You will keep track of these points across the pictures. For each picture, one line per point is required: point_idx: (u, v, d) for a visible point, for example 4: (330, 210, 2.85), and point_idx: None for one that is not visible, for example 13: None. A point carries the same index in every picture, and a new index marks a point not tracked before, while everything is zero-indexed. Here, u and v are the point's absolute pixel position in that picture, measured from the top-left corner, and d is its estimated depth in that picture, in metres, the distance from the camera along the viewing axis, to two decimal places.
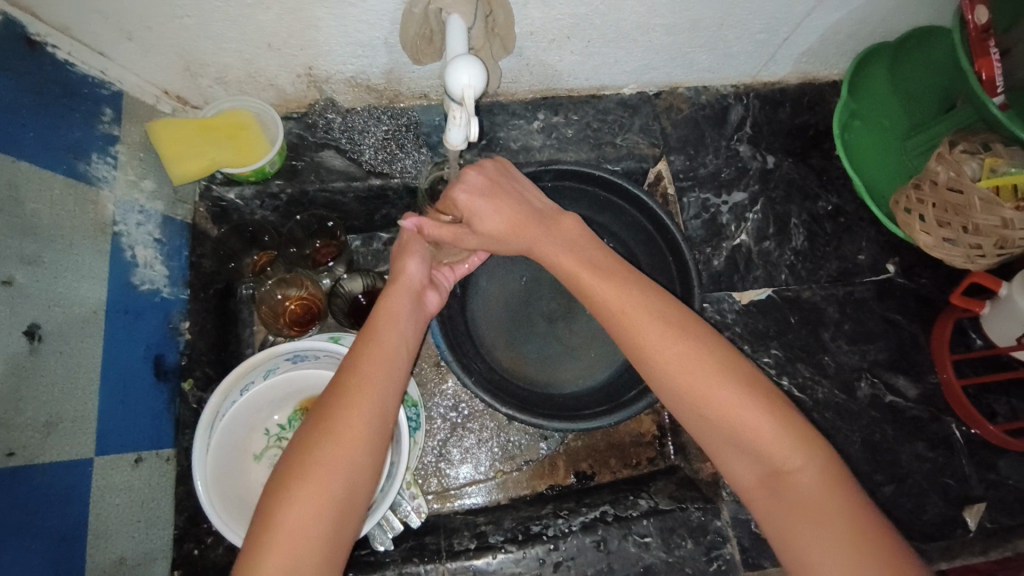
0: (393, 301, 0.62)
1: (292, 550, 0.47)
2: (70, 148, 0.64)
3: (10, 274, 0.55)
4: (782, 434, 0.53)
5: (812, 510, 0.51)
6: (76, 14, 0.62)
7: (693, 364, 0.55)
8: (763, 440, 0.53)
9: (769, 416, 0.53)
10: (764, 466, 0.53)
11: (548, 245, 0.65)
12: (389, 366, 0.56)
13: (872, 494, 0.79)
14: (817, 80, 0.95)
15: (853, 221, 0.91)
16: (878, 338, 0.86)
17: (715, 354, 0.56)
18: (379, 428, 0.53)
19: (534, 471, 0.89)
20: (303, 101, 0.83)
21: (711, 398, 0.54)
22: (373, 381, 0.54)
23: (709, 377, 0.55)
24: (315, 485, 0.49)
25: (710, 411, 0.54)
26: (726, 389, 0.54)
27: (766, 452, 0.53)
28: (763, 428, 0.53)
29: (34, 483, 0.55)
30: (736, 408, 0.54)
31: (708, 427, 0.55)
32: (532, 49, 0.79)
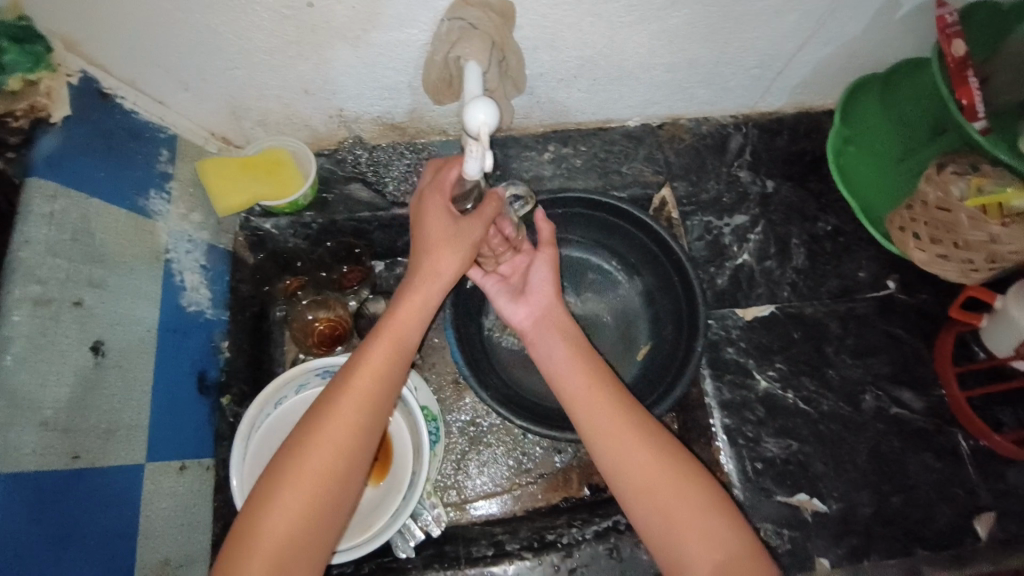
0: (412, 301, 0.66)
1: (274, 541, 0.56)
2: (133, 185, 0.72)
3: (81, 295, 0.62)
4: (706, 515, 0.60)
5: None
6: (142, 69, 0.72)
7: (617, 428, 0.64)
8: (675, 506, 0.60)
9: (682, 483, 0.61)
10: (696, 539, 0.59)
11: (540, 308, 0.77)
12: (382, 388, 0.61)
13: (881, 504, 0.80)
14: (812, 109, 1.01)
15: (852, 241, 0.95)
16: (880, 352, 0.89)
17: (635, 425, 0.64)
18: (364, 439, 0.60)
19: (549, 484, 0.91)
20: (333, 140, 0.91)
21: (631, 461, 0.62)
22: (364, 392, 0.61)
23: (628, 445, 0.63)
24: (301, 489, 0.57)
25: (639, 486, 0.62)
26: (657, 463, 0.62)
27: (678, 515, 0.60)
28: (687, 505, 0.60)
29: (94, 484, 0.61)
30: (650, 469, 0.62)
31: (631, 484, 0.62)
32: (542, 88, 0.87)
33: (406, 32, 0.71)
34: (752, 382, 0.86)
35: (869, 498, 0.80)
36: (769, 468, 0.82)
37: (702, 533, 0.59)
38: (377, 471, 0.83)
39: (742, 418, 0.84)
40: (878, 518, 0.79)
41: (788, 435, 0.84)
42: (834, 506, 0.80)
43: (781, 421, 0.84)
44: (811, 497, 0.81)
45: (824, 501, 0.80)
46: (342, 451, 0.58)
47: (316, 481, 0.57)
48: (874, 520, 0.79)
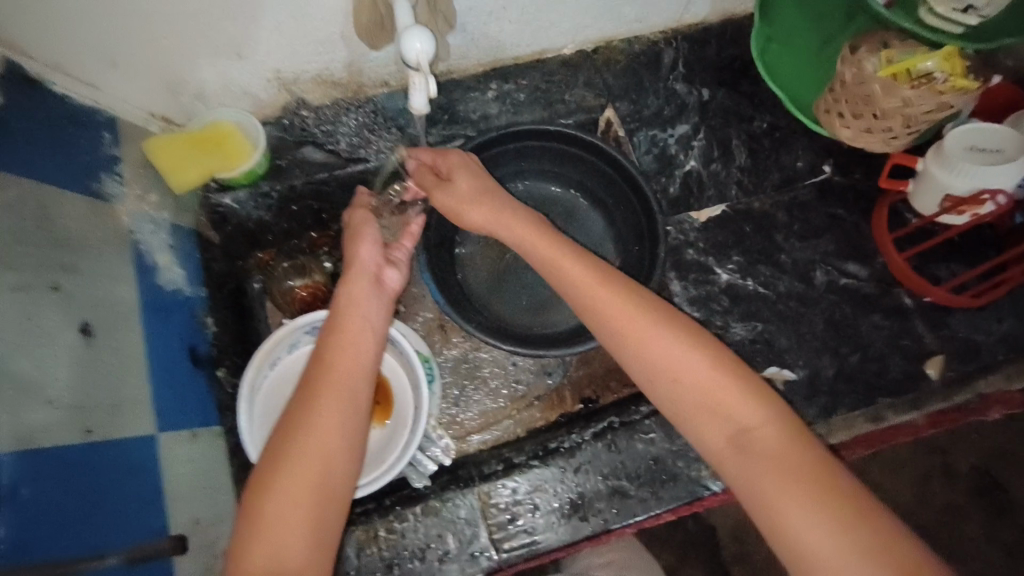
0: (353, 290, 0.70)
1: (282, 539, 0.56)
2: (84, 170, 0.72)
3: (56, 280, 0.63)
4: (740, 394, 0.61)
5: (757, 452, 0.58)
6: (68, 52, 0.71)
7: (645, 333, 0.64)
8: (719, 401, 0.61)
9: (722, 377, 0.61)
10: (729, 420, 0.60)
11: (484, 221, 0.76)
12: (353, 369, 0.64)
13: (841, 364, 0.88)
14: (736, 15, 1.06)
15: (788, 134, 1.01)
16: (825, 232, 0.96)
17: (672, 323, 0.64)
18: (347, 433, 0.61)
19: (545, 404, 0.96)
20: (277, 106, 0.91)
21: (668, 361, 0.62)
22: (342, 386, 0.62)
23: (663, 341, 0.63)
24: (293, 487, 0.57)
25: (672, 375, 0.62)
26: (685, 349, 0.62)
27: (726, 409, 0.60)
28: (718, 385, 0.61)
29: (112, 456, 0.63)
30: (685, 365, 0.62)
31: (666, 385, 0.62)
32: (474, 24, 0.89)
33: None
34: (714, 277, 0.93)
35: (831, 361, 0.89)
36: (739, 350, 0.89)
37: (728, 420, 0.60)
38: (380, 413, 0.86)
39: (709, 310, 0.91)
40: (841, 377, 0.88)
41: (753, 318, 0.91)
42: (801, 373, 0.88)
43: (744, 307, 0.91)
44: (780, 369, 0.88)
45: (793, 370, 0.88)
46: (329, 445, 0.59)
47: (310, 477, 0.58)
48: (837, 379, 0.88)
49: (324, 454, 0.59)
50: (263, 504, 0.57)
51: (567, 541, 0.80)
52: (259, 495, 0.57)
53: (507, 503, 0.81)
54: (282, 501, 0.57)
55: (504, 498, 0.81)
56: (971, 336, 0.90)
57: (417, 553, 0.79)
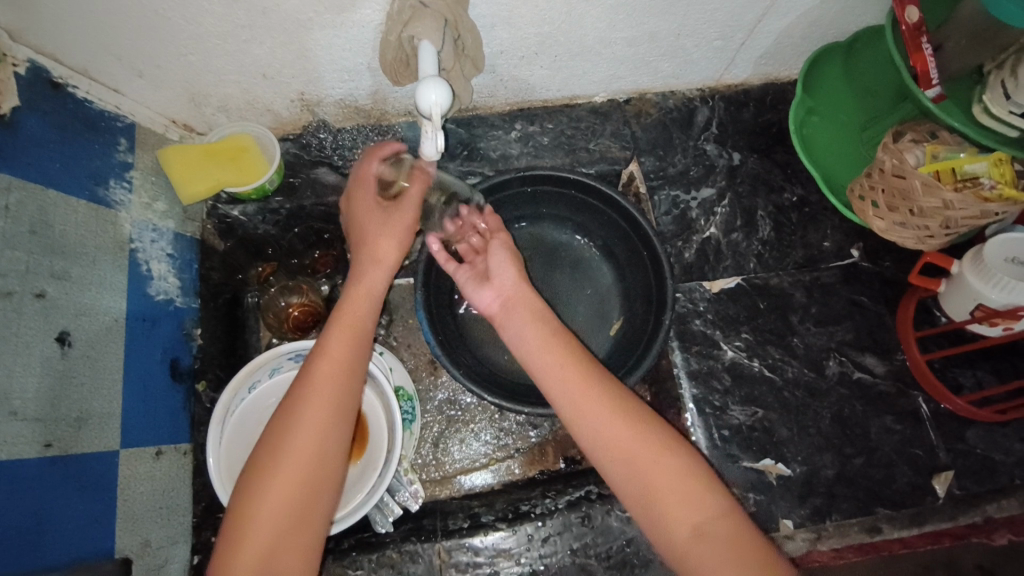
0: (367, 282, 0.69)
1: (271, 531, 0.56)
2: (92, 175, 0.72)
3: (42, 288, 0.62)
4: (690, 478, 0.61)
5: (708, 538, 0.58)
6: (93, 56, 0.71)
7: (584, 389, 0.65)
8: (676, 488, 0.60)
9: (671, 452, 0.62)
10: (681, 505, 0.60)
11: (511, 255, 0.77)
12: (351, 365, 0.63)
13: (842, 465, 0.83)
14: (779, 79, 1.02)
15: (818, 210, 0.97)
16: (844, 319, 0.90)
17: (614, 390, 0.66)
18: (346, 400, 0.62)
19: (525, 458, 0.93)
20: (297, 124, 0.92)
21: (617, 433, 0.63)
22: (338, 366, 0.62)
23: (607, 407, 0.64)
24: (286, 478, 0.57)
25: (609, 441, 0.62)
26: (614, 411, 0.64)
27: (665, 484, 0.61)
28: (666, 464, 0.61)
29: (69, 471, 0.62)
30: (625, 433, 0.62)
31: (607, 455, 0.63)
32: (503, 66, 0.87)
33: (359, 13, 0.71)
34: (718, 353, 0.88)
35: (832, 461, 0.83)
36: (736, 436, 0.84)
37: (690, 505, 0.60)
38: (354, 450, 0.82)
39: (708, 387, 0.86)
40: (841, 479, 0.82)
41: (754, 403, 0.85)
42: (798, 469, 0.82)
43: (747, 390, 0.86)
44: (776, 462, 0.83)
45: (789, 464, 0.83)
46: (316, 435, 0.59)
47: (297, 478, 0.58)
48: (836, 481, 0.82)
49: (316, 452, 0.59)
50: (254, 495, 0.57)
51: None
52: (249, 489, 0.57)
53: (467, 564, 0.78)
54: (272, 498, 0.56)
55: (466, 557, 0.78)
56: (988, 454, 0.84)
57: None
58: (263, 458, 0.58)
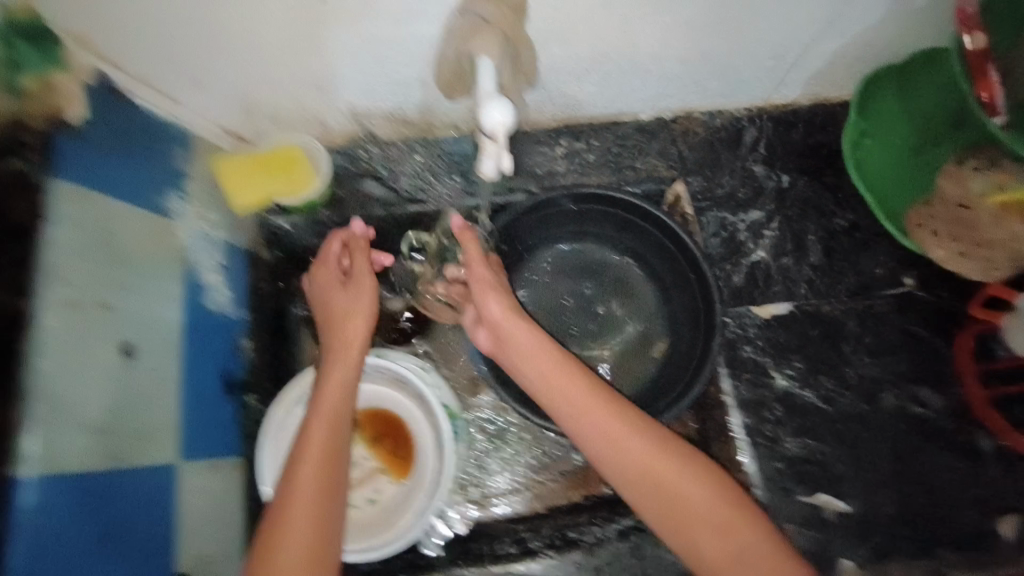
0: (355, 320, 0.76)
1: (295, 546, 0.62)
2: (152, 186, 0.73)
3: (105, 298, 0.64)
4: (701, 486, 0.67)
5: (732, 540, 0.64)
6: (155, 65, 0.72)
7: (587, 414, 0.70)
8: (691, 500, 0.67)
9: (674, 466, 0.68)
10: (694, 515, 0.66)
11: (483, 276, 0.77)
12: (344, 402, 0.71)
13: (902, 504, 0.80)
14: (829, 101, 0.99)
15: (871, 236, 0.94)
16: (899, 350, 0.88)
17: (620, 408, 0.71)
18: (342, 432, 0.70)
19: (570, 481, 0.91)
20: (346, 135, 0.92)
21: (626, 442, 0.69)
22: (336, 403, 0.71)
23: (608, 427, 0.69)
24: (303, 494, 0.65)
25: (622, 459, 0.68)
26: (617, 429, 0.69)
27: (676, 499, 0.67)
28: (672, 473, 0.68)
29: (127, 483, 0.62)
30: (640, 456, 0.68)
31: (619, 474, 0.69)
32: (553, 82, 0.87)
33: (415, 26, 0.71)
34: (769, 382, 0.85)
35: (890, 499, 0.80)
36: (789, 469, 0.81)
37: (711, 516, 0.66)
38: (399, 470, 0.84)
39: (760, 417, 0.84)
40: (900, 518, 0.79)
41: (807, 435, 0.83)
42: (854, 505, 0.80)
43: (799, 421, 0.84)
44: (832, 498, 0.80)
45: (846, 500, 0.80)
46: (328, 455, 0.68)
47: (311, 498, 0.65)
48: (896, 520, 0.79)
49: (325, 477, 0.66)
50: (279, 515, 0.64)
51: None
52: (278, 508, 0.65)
53: None
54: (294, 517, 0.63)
55: None
56: None
57: None
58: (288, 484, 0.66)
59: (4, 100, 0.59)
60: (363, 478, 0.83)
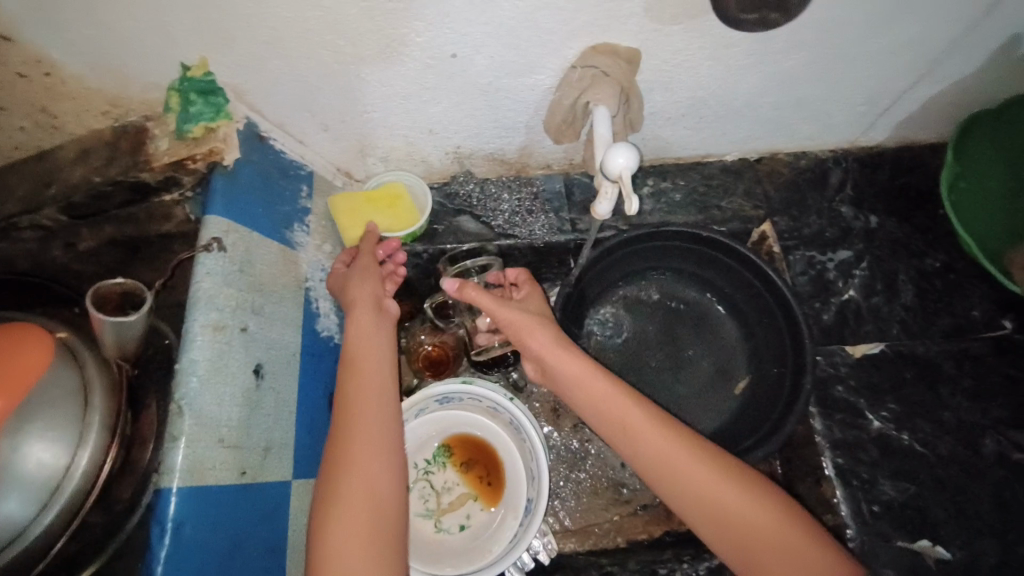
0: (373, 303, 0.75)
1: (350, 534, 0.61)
2: (282, 220, 0.78)
3: (246, 321, 0.68)
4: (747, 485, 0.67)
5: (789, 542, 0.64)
6: (292, 113, 0.79)
7: (635, 424, 0.71)
8: (744, 502, 0.67)
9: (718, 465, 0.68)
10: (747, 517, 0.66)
11: (517, 320, 0.78)
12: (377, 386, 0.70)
13: (1007, 554, 0.77)
14: (916, 142, 1.01)
15: (964, 278, 0.94)
16: (999, 395, 0.86)
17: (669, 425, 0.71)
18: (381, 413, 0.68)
19: (651, 517, 0.91)
20: (446, 173, 0.98)
21: (670, 456, 0.69)
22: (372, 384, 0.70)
23: (652, 432, 0.70)
24: (356, 472, 0.64)
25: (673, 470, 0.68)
26: (654, 433, 0.70)
27: (729, 504, 0.67)
28: (720, 478, 0.68)
29: (256, 497, 0.65)
30: (686, 460, 0.68)
31: (667, 479, 0.69)
32: (649, 126, 0.91)
33: (533, 78, 0.77)
34: (864, 422, 0.85)
35: (994, 548, 0.78)
36: (887, 512, 0.80)
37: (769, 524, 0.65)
38: (490, 496, 0.83)
39: (855, 458, 0.83)
40: (1006, 569, 0.77)
41: (906, 478, 0.81)
42: (958, 553, 0.77)
43: (897, 464, 0.82)
44: (933, 544, 0.78)
45: (948, 547, 0.78)
46: (371, 442, 0.66)
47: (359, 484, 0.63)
48: (1001, 571, 0.77)
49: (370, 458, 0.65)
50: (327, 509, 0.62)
51: None
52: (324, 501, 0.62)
53: None
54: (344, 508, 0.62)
55: None
56: None
57: None
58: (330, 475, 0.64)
59: (183, 150, 0.71)
60: (454, 503, 0.83)
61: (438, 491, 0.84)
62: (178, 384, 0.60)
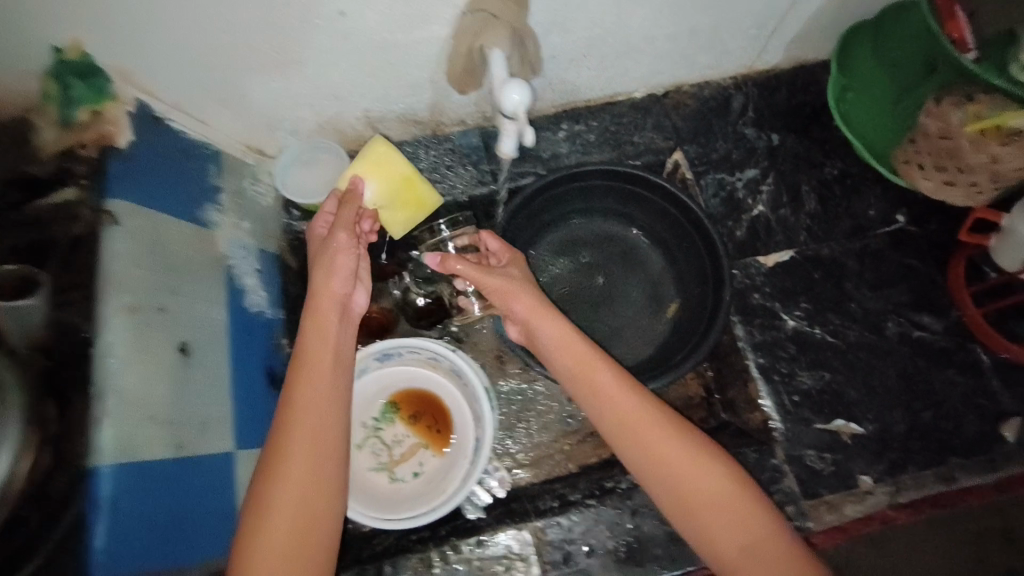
0: (324, 303, 0.71)
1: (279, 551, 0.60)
2: (191, 199, 0.78)
3: (163, 303, 0.68)
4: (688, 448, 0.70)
5: (699, 497, 0.68)
6: (186, 90, 0.78)
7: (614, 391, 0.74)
8: (683, 462, 0.70)
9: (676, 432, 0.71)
10: (681, 475, 0.69)
11: (503, 286, 0.80)
12: (325, 396, 0.68)
13: (913, 420, 0.86)
14: (807, 63, 1.07)
15: (859, 181, 1.01)
16: (898, 282, 0.94)
17: (634, 387, 0.74)
18: (329, 429, 0.67)
19: (600, 440, 0.97)
20: (361, 140, 0.98)
21: (646, 430, 0.71)
22: (322, 395, 0.68)
23: (629, 406, 0.73)
24: (291, 487, 0.63)
25: (627, 418, 0.72)
26: (633, 402, 0.73)
27: (670, 464, 0.70)
28: (671, 444, 0.71)
29: (198, 470, 0.67)
30: (645, 425, 0.72)
31: (628, 441, 0.72)
32: (553, 70, 0.93)
33: (428, 30, 0.78)
34: (780, 323, 0.91)
35: (902, 416, 0.86)
36: (807, 400, 0.87)
37: (698, 475, 0.69)
38: (438, 442, 0.86)
39: (775, 356, 0.89)
40: (913, 433, 0.85)
41: (821, 367, 0.89)
42: (870, 427, 0.85)
43: (812, 356, 0.89)
44: (848, 422, 0.86)
45: (861, 423, 0.86)
46: (316, 469, 0.64)
47: (296, 500, 0.63)
48: (909, 435, 0.85)
49: (313, 476, 0.64)
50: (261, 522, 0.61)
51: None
52: (255, 518, 0.61)
53: (563, 540, 0.81)
54: (279, 522, 0.61)
55: (558, 534, 0.82)
56: None
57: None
58: (264, 491, 0.63)
59: (71, 137, 0.69)
60: (406, 454, 0.86)
61: (388, 445, 0.87)
62: (95, 376, 0.58)
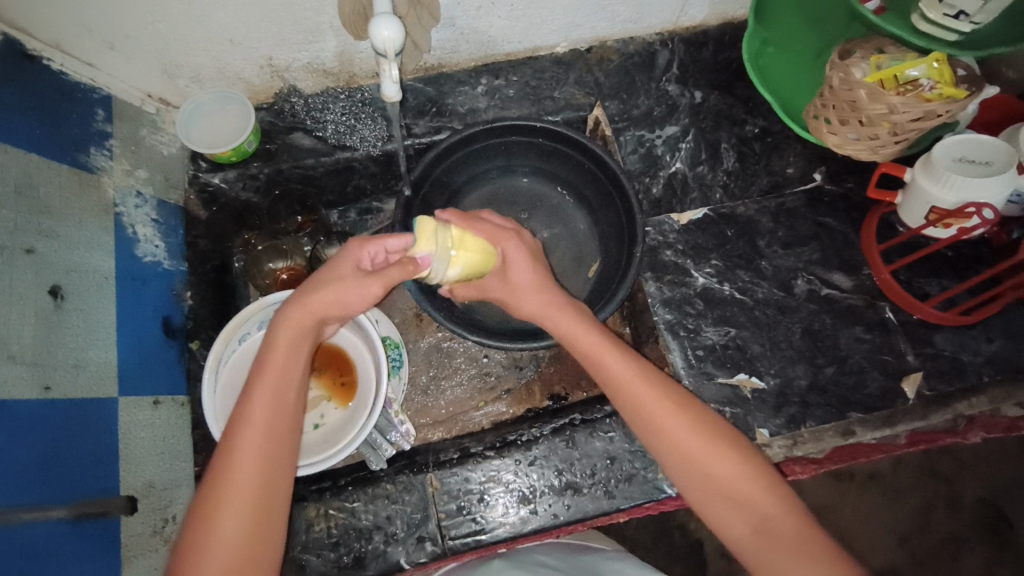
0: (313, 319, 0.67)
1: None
2: (73, 142, 0.76)
3: (32, 244, 0.66)
4: (712, 441, 0.66)
5: (729, 492, 0.64)
6: (64, 29, 0.75)
7: (632, 381, 0.69)
8: (702, 451, 0.66)
9: (693, 421, 0.67)
10: (707, 473, 0.65)
11: (500, 294, 0.77)
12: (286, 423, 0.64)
13: (815, 375, 0.86)
14: (735, 20, 1.04)
15: (781, 139, 0.99)
16: (810, 240, 0.93)
17: (652, 375, 0.70)
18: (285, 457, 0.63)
19: (514, 398, 0.97)
20: (270, 92, 0.95)
21: (661, 422, 0.67)
22: (281, 425, 0.63)
23: (649, 401, 0.68)
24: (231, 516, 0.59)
25: (636, 404, 0.68)
26: (658, 399, 0.68)
27: (697, 461, 0.66)
28: (693, 442, 0.66)
29: (73, 412, 0.66)
30: (670, 423, 0.67)
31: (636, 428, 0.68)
32: (462, 19, 0.90)
33: None
34: (690, 280, 0.91)
35: (805, 371, 0.86)
36: (710, 354, 0.87)
37: (725, 465, 0.65)
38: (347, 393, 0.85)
39: (683, 312, 0.89)
40: (813, 388, 0.85)
41: (727, 323, 0.89)
42: (772, 381, 0.86)
43: (719, 312, 0.89)
44: (750, 376, 0.86)
45: (763, 378, 0.86)
46: (261, 498, 0.60)
47: (236, 531, 0.59)
48: (809, 390, 0.85)
49: (263, 509, 0.60)
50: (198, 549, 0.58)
51: (515, 532, 0.81)
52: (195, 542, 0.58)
53: (459, 490, 0.83)
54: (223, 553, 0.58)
55: (456, 484, 0.83)
56: (956, 355, 0.87)
57: (365, 533, 0.80)
58: (204, 516, 0.59)
59: None
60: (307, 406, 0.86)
61: None
62: None
